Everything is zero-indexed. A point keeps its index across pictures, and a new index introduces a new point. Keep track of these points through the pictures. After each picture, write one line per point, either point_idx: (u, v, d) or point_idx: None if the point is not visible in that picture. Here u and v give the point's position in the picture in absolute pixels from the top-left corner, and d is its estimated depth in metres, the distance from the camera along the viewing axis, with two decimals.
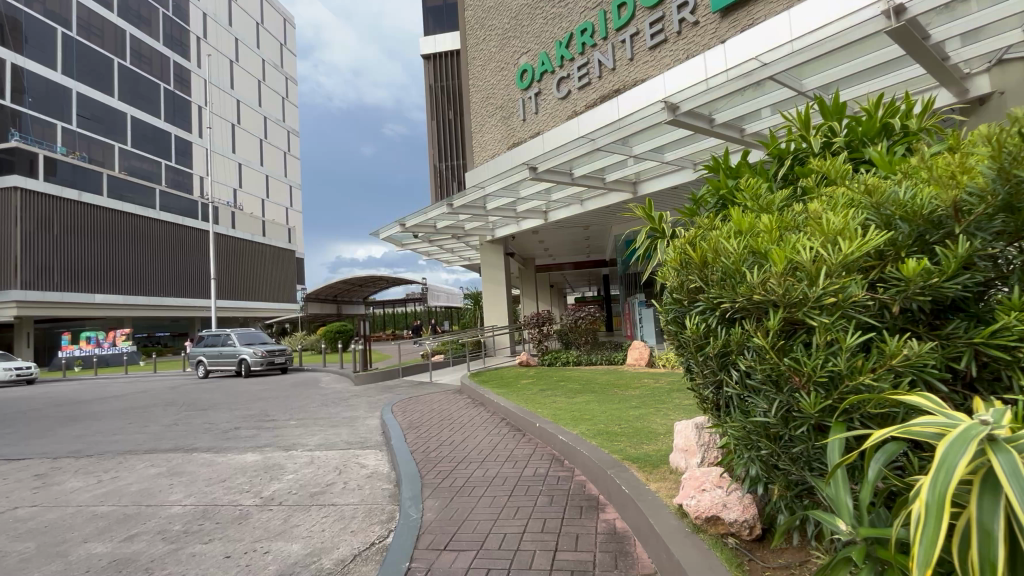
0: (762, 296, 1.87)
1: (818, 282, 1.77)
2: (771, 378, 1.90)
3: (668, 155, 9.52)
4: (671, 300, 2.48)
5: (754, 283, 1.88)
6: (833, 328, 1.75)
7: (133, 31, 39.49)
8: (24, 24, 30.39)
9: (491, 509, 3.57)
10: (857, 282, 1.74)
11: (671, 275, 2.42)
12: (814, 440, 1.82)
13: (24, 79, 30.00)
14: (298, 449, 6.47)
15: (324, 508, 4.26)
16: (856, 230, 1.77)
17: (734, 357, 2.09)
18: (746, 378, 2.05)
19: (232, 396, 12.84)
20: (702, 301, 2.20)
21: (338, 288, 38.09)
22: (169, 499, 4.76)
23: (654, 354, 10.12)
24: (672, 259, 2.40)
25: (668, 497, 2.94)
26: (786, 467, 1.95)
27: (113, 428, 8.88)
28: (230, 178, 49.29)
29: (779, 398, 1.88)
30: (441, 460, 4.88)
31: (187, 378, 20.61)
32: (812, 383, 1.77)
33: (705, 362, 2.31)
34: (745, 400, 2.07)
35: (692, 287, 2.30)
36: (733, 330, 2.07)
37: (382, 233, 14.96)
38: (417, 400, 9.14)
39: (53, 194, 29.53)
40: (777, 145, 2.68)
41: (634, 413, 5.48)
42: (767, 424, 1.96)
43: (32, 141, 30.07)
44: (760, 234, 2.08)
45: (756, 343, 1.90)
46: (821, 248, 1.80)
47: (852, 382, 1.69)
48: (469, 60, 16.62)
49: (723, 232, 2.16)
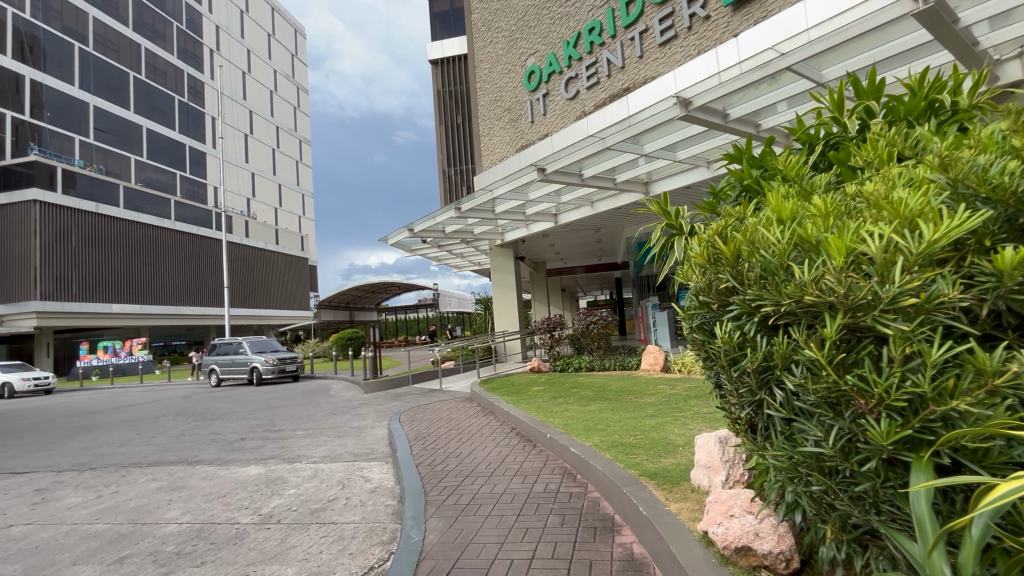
0: (817, 297, 1.61)
1: (891, 280, 1.50)
2: (829, 401, 1.65)
3: (680, 153, 9.26)
4: (696, 304, 2.24)
5: (806, 282, 1.62)
6: (912, 338, 1.49)
7: (148, 45, 40.20)
8: (43, 40, 31.18)
9: (498, 530, 3.32)
10: (943, 278, 1.48)
11: (698, 275, 2.18)
12: (889, 480, 1.58)
13: (42, 94, 31.00)
14: (302, 461, 6.28)
15: (324, 527, 4.04)
16: (937, 214, 1.51)
17: (779, 373, 1.82)
18: (794, 400, 1.80)
19: (241, 405, 12.74)
20: (737, 304, 1.94)
21: (351, 295, 38.21)
22: (166, 516, 4.58)
23: (669, 358, 9.81)
24: (698, 256, 2.16)
25: (691, 520, 2.66)
26: (845, 508, 1.70)
27: (120, 440, 8.78)
28: (243, 188, 49.84)
29: (841, 425, 1.62)
30: (448, 475, 4.65)
31: (200, 387, 20.65)
32: (885, 409, 1.51)
33: (739, 380, 2.04)
34: (795, 426, 1.80)
35: (722, 289, 2.06)
36: (777, 341, 1.81)
37: (390, 239, 14.82)
38: (426, 409, 8.92)
39: (71, 208, 29.90)
40: (806, 130, 2.43)
41: (650, 422, 5.20)
42: (820, 456, 1.72)
43: (51, 154, 30.90)
44: (807, 223, 1.82)
45: (810, 355, 1.64)
46: (894, 236, 1.54)
47: (940, 408, 1.42)
48: (476, 63, 16.50)
49: (760, 224, 1.92)
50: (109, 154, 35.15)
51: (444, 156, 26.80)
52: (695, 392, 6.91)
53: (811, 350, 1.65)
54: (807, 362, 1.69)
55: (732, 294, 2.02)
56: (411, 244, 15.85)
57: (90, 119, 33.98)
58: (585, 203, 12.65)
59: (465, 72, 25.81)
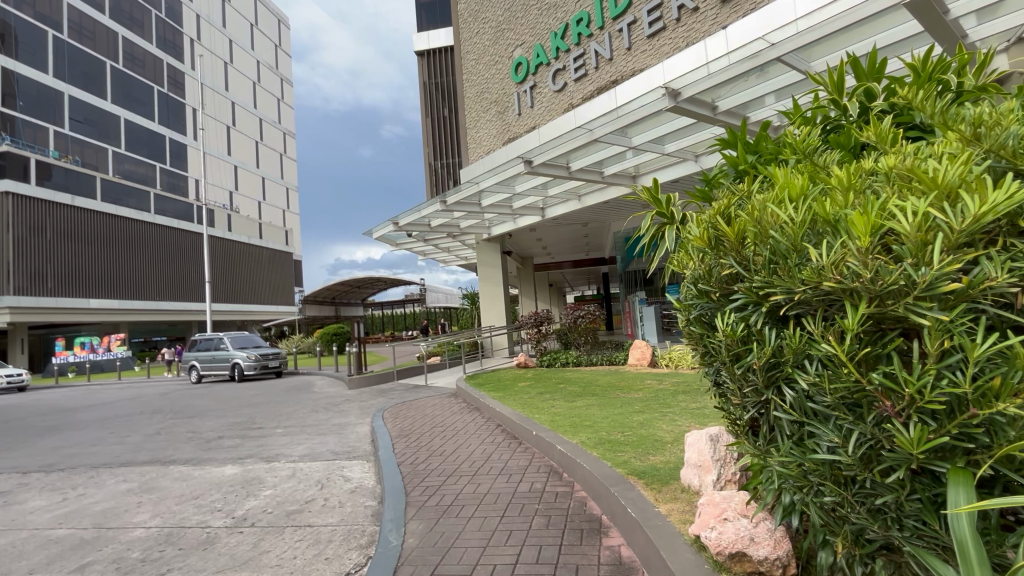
0: (837, 283, 1.49)
1: (925, 264, 1.38)
2: (847, 402, 1.56)
3: (668, 146, 9.17)
4: (696, 294, 2.12)
5: (824, 266, 1.50)
6: (953, 330, 1.37)
7: (125, 33, 39.10)
8: (14, 27, 30.05)
9: (481, 533, 3.18)
10: (987, 258, 1.37)
11: (699, 262, 2.05)
12: (921, 490, 1.47)
13: (15, 83, 29.81)
14: (281, 461, 6.08)
15: (299, 530, 3.87)
16: (978, 183, 1.39)
17: (791, 370, 1.71)
18: (806, 400, 1.69)
19: (222, 402, 12.46)
20: (743, 293, 1.83)
21: (337, 289, 37.78)
22: (133, 521, 4.37)
23: (656, 353, 9.76)
24: (698, 240, 2.04)
25: (682, 523, 2.54)
26: (863, 524, 1.60)
27: (92, 439, 8.48)
28: (225, 181, 48.94)
29: (863, 431, 1.52)
30: (430, 474, 4.50)
31: (180, 383, 20.23)
32: (917, 412, 1.40)
33: (742, 377, 1.93)
34: (806, 430, 1.70)
35: (725, 275, 1.94)
36: (790, 334, 1.69)
37: (375, 232, 14.57)
38: (411, 405, 8.75)
39: (43, 200, 29.21)
40: (802, 113, 2.32)
41: (637, 419, 5.09)
42: (833, 464, 1.62)
43: (24, 145, 29.79)
44: (823, 201, 1.70)
45: (830, 350, 1.52)
46: (929, 210, 1.42)
47: (984, 411, 1.31)
48: (463, 54, 16.23)
49: (767, 203, 1.80)
50: (85, 145, 34.17)
51: (430, 149, 26.46)
52: (682, 388, 6.83)
53: (828, 346, 1.54)
54: (825, 357, 1.58)
55: (735, 281, 1.91)
56: (396, 238, 15.61)
57: (66, 109, 32.97)
58: (572, 197, 12.53)
59: (452, 64, 25.47)
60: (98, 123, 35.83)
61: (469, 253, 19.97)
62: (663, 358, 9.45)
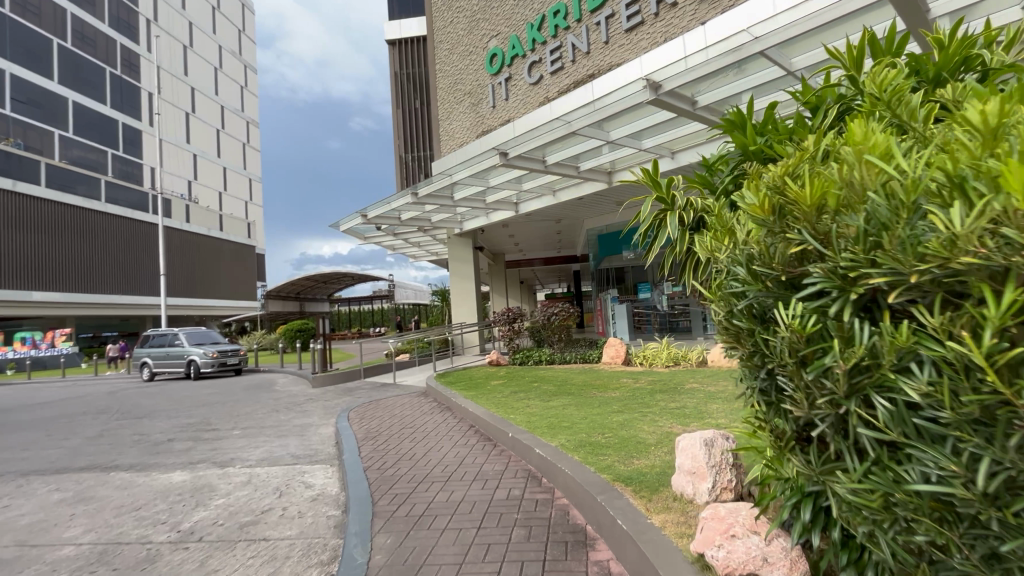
0: (982, 258, 1.18)
1: None
2: (977, 420, 1.26)
3: (646, 142, 9.09)
4: (744, 281, 1.82)
5: (960, 234, 1.20)
6: None
7: (75, 10, 36.79)
8: None
9: (455, 547, 2.91)
10: None
11: (756, 245, 1.75)
12: None
13: None
14: (235, 466, 5.65)
15: (254, 544, 3.51)
16: None
17: (892, 378, 1.41)
18: (908, 413, 1.40)
19: (174, 402, 11.74)
20: (819, 276, 1.55)
21: (303, 284, 36.60)
22: (62, 537, 3.89)
23: (630, 351, 9.66)
24: (759, 205, 1.72)
25: (678, 536, 2.33)
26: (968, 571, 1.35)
27: (25, 443, 7.78)
28: (184, 170, 46.81)
29: (997, 456, 1.22)
30: (400, 480, 4.19)
31: (131, 381, 19.11)
32: None
33: (807, 382, 1.64)
34: (905, 452, 1.41)
35: (789, 257, 1.65)
36: (891, 330, 1.39)
37: (342, 225, 14.03)
38: (378, 404, 8.38)
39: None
40: (814, 94, 2.16)
41: (616, 419, 4.90)
42: (943, 497, 1.35)
43: None
44: (921, 159, 1.42)
45: (965, 348, 1.22)
46: None
47: None
48: (436, 43, 15.81)
49: (850, 165, 1.51)
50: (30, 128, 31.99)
51: (401, 141, 25.86)
52: (658, 387, 6.71)
53: (948, 344, 1.27)
54: (939, 359, 1.30)
55: (808, 261, 1.63)
56: (365, 231, 15.08)
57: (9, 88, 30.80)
58: (547, 192, 12.35)
59: (424, 55, 24.94)
60: (44, 105, 33.55)
61: (439, 248, 19.57)
62: (637, 355, 9.35)
